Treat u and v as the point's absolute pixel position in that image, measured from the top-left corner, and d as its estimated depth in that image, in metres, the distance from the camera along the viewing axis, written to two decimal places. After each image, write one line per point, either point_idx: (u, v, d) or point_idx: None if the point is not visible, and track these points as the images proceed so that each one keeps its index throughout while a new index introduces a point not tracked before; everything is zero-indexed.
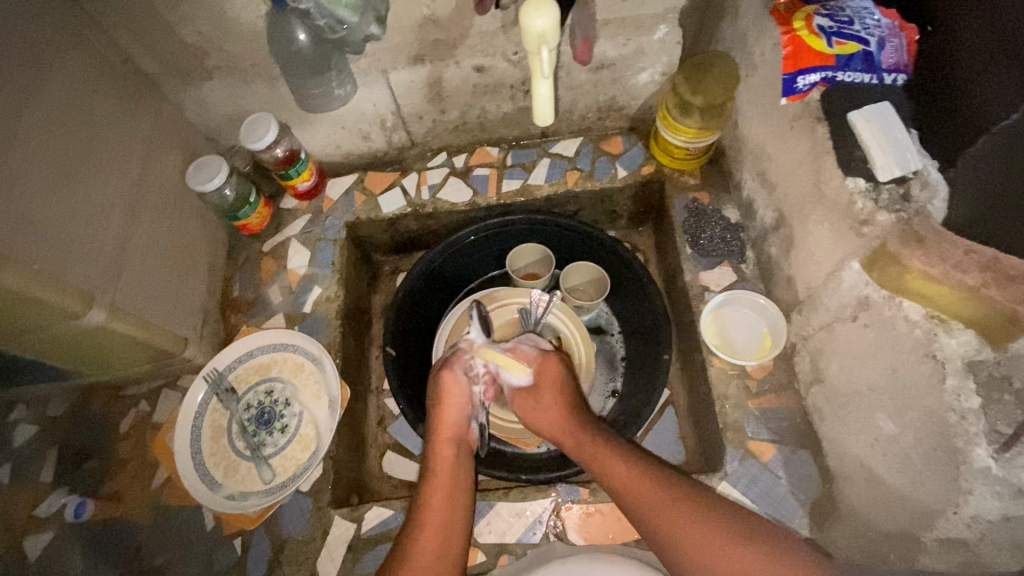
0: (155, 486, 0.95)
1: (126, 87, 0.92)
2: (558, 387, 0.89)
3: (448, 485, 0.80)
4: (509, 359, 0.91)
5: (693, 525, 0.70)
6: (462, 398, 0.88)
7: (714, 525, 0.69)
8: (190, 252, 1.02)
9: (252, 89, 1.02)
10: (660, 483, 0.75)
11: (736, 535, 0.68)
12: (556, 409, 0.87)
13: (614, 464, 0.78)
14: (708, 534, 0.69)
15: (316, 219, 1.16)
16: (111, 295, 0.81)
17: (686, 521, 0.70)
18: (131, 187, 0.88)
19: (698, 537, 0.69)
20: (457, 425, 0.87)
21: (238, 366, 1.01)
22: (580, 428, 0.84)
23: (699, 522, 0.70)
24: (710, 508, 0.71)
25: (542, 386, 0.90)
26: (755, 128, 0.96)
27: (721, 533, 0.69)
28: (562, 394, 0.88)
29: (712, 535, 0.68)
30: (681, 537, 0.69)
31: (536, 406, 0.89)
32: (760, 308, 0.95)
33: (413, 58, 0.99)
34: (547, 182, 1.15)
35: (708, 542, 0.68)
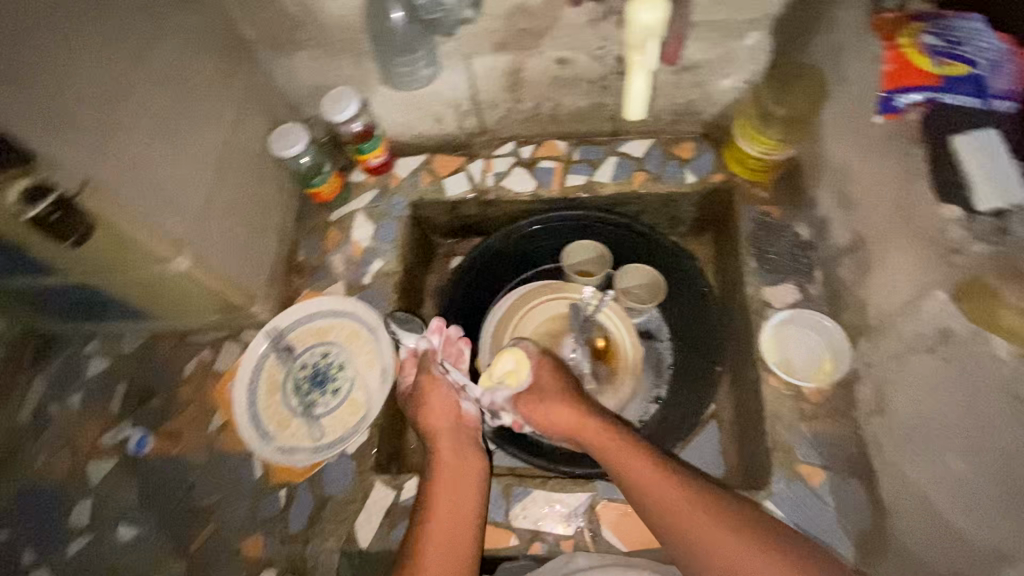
0: (211, 430, 1.00)
1: (227, 50, 0.96)
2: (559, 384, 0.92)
3: (450, 486, 0.85)
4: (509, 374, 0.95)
5: (704, 523, 0.73)
6: (447, 399, 0.93)
7: (727, 524, 0.72)
8: (265, 214, 1.06)
9: (339, 63, 1.05)
10: (668, 482, 0.77)
11: (761, 540, 0.70)
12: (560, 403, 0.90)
13: (628, 462, 0.81)
14: (724, 535, 0.71)
15: (382, 195, 1.19)
16: (197, 245, 0.86)
17: (697, 519, 0.73)
18: (222, 146, 0.93)
19: (711, 536, 0.72)
20: (449, 427, 0.91)
21: (297, 327, 1.05)
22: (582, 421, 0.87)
23: (712, 521, 0.73)
24: (730, 510, 0.74)
25: (542, 377, 0.93)
26: (839, 145, 0.92)
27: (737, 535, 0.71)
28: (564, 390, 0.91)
29: (726, 535, 0.71)
30: (705, 539, 0.72)
31: (538, 405, 0.91)
32: (824, 330, 0.93)
33: (497, 46, 1.00)
34: (612, 180, 1.15)
35: (724, 544, 0.71)
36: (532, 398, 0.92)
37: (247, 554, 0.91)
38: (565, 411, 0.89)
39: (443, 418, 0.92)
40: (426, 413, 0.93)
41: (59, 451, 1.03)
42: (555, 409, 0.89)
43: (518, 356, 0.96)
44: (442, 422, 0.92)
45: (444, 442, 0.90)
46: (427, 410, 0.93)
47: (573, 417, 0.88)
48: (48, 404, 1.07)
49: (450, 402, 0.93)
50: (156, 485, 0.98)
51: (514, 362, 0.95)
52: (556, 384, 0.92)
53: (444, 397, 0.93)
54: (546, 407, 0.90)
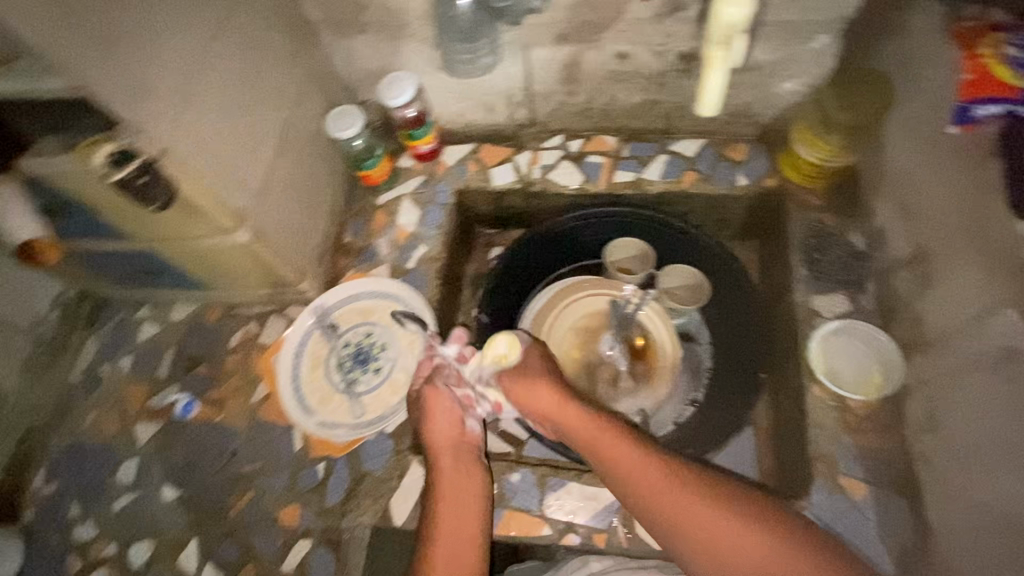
0: (254, 401, 1.03)
1: (292, 30, 0.98)
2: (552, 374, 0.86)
3: (452, 503, 0.79)
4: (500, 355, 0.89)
5: (710, 519, 0.68)
6: (448, 412, 0.88)
7: (737, 520, 0.67)
8: (318, 193, 1.08)
9: (398, 48, 1.06)
10: (665, 476, 0.73)
11: (781, 542, 0.65)
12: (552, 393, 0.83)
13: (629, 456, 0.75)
14: (738, 537, 0.66)
15: (429, 181, 1.20)
16: (256, 219, 0.88)
17: (701, 513, 0.69)
18: (283, 124, 0.95)
19: (721, 534, 0.67)
20: (449, 441, 0.86)
21: (344, 306, 1.07)
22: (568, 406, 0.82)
23: (721, 517, 0.68)
24: (738, 505, 0.68)
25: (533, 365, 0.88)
26: (903, 155, 0.90)
27: (747, 530, 0.66)
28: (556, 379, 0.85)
29: (739, 533, 0.66)
30: (728, 548, 0.66)
31: (522, 392, 0.85)
32: (873, 343, 0.91)
33: (558, 37, 1.00)
34: (662, 178, 1.14)
35: (739, 543, 0.66)
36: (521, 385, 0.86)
37: (285, 522, 0.93)
38: (550, 396, 0.83)
39: (443, 432, 0.86)
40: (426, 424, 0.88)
41: (109, 410, 1.07)
42: (546, 398, 0.83)
43: (509, 337, 0.89)
44: (442, 436, 0.86)
45: (445, 457, 0.84)
46: (426, 422, 0.88)
47: (559, 402, 0.83)
48: (99, 364, 1.11)
49: (449, 414, 0.88)
50: (199, 450, 1.01)
51: (502, 340, 0.89)
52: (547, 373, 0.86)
53: (444, 410, 0.88)
54: (531, 393, 0.85)
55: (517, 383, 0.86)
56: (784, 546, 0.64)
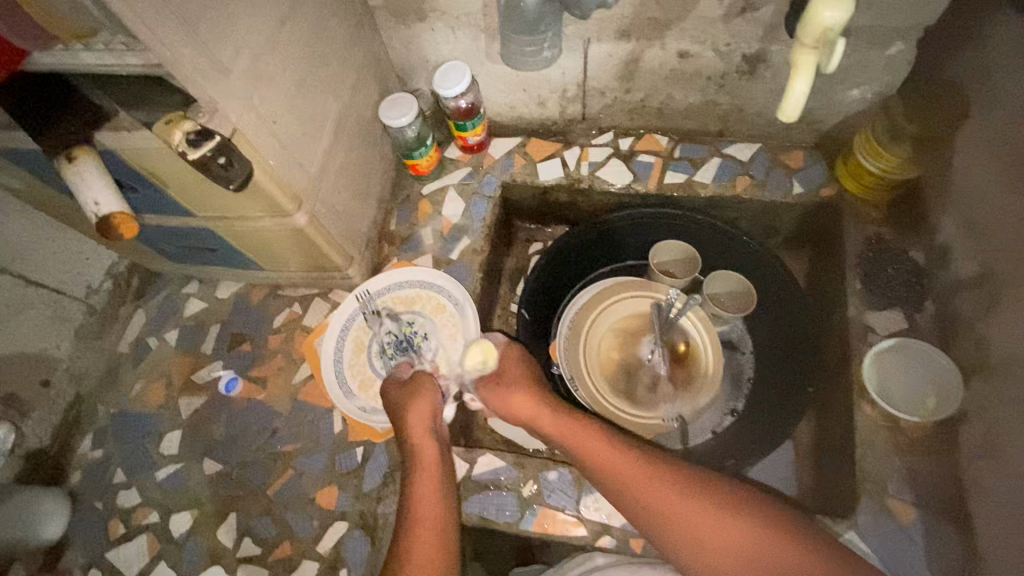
0: (295, 381, 1.04)
1: (354, 16, 0.98)
2: (523, 373, 0.91)
3: (430, 486, 0.80)
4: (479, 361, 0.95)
5: (692, 506, 0.71)
6: (430, 398, 0.89)
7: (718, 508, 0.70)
8: (368, 180, 1.09)
9: (456, 38, 1.05)
10: (645, 474, 0.74)
11: (764, 532, 0.68)
12: (521, 391, 0.88)
13: (600, 443, 0.79)
14: (724, 526, 0.69)
15: (476, 173, 1.20)
16: (313, 203, 0.89)
17: (683, 501, 0.71)
18: (340, 109, 0.95)
19: (702, 520, 0.70)
20: (427, 425, 0.86)
21: (386, 294, 1.08)
22: (540, 406, 0.86)
23: (704, 506, 0.70)
24: (715, 495, 0.71)
25: (506, 367, 0.93)
26: (973, 172, 0.87)
27: (727, 517, 0.69)
28: (525, 378, 0.90)
29: (721, 520, 0.69)
30: (711, 539, 0.69)
31: (499, 396, 0.90)
32: (932, 363, 0.88)
33: (620, 33, 0.98)
34: (714, 182, 1.12)
35: (722, 529, 0.69)
36: (493, 385, 0.91)
37: (321, 503, 0.94)
38: (524, 397, 0.87)
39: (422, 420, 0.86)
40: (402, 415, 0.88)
41: (154, 381, 1.10)
42: (516, 397, 0.88)
43: (484, 346, 0.96)
44: (421, 423, 0.86)
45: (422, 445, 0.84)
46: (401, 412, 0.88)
47: (535, 406, 0.86)
48: (147, 336, 1.14)
49: (425, 402, 0.88)
50: (241, 426, 1.03)
51: (480, 349, 0.96)
52: (519, 373, 0.91)
53: (424, 394, 0.89)
54: (507, 395, 0.89)
55: (492, 388, 0.91)
56: (777, 545, 0.67)
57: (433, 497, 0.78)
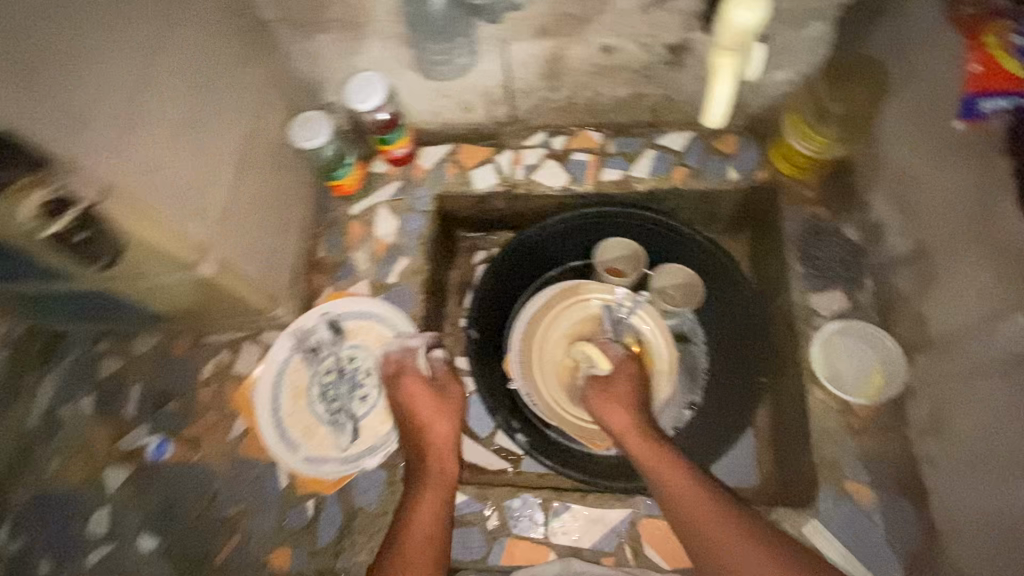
0: (233, 437, 0.96)
1: (244, 34, 0.89)
2: (631, 389, 0.94)
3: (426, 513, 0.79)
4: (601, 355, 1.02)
5: (715, 519, 0.74)
6: (447, 418, 0.90)
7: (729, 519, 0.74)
8: (286, 209, 1.00)
9: (365, 48, 0.97)
10: (716, 512, 0.75)
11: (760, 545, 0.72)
12: (624, 409, 0.91)
13: (678, 476, 0.79)
14: (730, 536, 0.73)
15: (406, 187, 1.12)
16: (221, 249, 0.81)
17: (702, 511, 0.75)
18: (241, 139, 0.86)
19: (713, 529, 0.74)
20: (443, 451, 0.86)
21: (321, 328, 1.01)
22: (631, 416, 0.90)
23: (742, 538, 0.72)
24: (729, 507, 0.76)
25: (618, 381, 0.96)
26: (901, 148, 0.87)
27: (737, 529, 0.73)
28: (631, 395, 0.93)
29: (728, 530, 0.73)
30: None
31: (601, 400, 0.93)
32: (876, 343, 0.89)
33: (538, 31, 0.93)
34: (651, 175, 1.09)
35: (727, 541, 0.73)
36: (601, 391, 0.95)
37: (275, 566, 0.88)
38: (626, 414, 0.90)
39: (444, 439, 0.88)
40: (422, 424, 0.88)
41: (74, 455, 0.99)
42: (617, 414, 0.91)
43: (602, 354, 1.02)
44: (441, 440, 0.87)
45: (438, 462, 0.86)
46: (423, 422, 0.89)
47: (631, 427, 0.88)
48: (58, 406, 1.02)
49: (445, 419, 0.89)
50: (177, 494, 0.95)
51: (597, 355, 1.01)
52: (629, 391, 0.94)
53: (445, 411, 0.90)
54: (611, 405, 0.92)
55: (600, 391, 0.94)
56: None
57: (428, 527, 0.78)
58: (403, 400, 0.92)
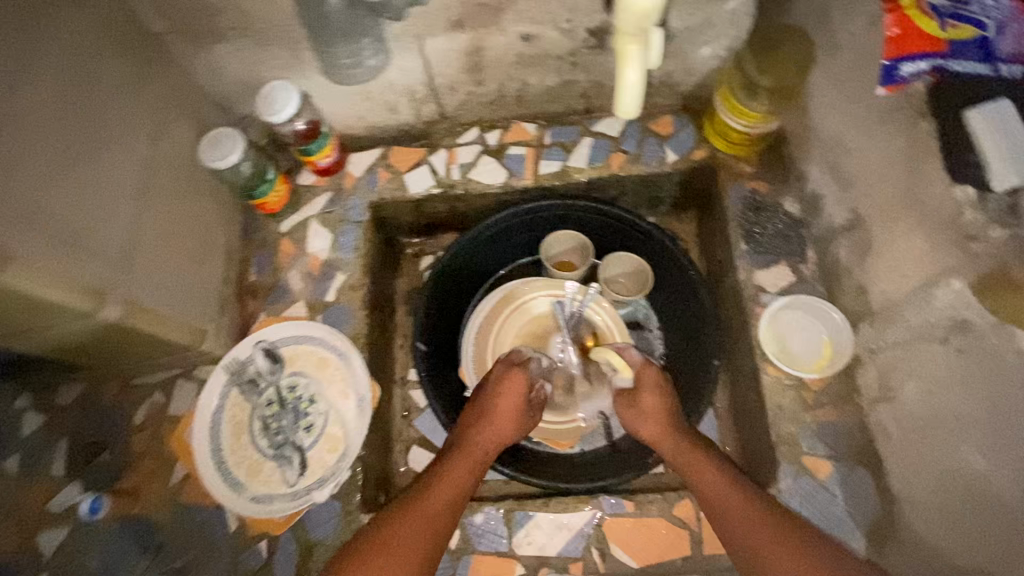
0: (174, 483, 0.91)
1: (132, 51, 0.81)
2: (664, 390, 0.90)
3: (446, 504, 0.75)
4: (621, 363, 0.94)
5: (750, 510, 0.73)
6: (509, 424, 0.87)
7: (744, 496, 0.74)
8: (205, 235, 0.94)
9: (271, 56, 0.91)
10: (756, 510, 0.73)
11: (771, 523, 0.71)
12: (663, 406, 0.88)
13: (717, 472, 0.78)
14: (745, 512, 0.73)
15: (337, 198, 1.07)
16: (124, 289, 0.75)
17: (721, 486, 0.76)
18: (139, 167, 0.80)
19: (728, 501, 0.75)
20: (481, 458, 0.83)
21: (257, 357, 0.95)
22: (669, 406, 0.88)
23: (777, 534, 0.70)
24: (751, 490, 0.75)
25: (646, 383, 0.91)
26: (829, 117, 0.86)
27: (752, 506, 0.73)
28: (669, 397, 0.89)
29: (740, 504, 0.74)
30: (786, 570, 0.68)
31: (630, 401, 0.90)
32: (822, 315, 0.88)
33: (452, 24, 0.88)
34: (589, 164, 1.06)
35: (738, 515, 0.73)
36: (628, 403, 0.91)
37: None
38: (667, 419, 0.87)
39: (505, 423, 0.87)
40: (499, 402, 0.88)
41: None
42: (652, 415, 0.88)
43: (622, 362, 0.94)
44: (503, 422, 0.86)
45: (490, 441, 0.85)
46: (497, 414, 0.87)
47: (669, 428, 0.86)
48: None
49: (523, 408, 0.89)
50: (120, 550, 0.88)
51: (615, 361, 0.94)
52: (667, 390, 0.90)
53: (511, 415, 0.87)
54: (648, 410, 0.88)
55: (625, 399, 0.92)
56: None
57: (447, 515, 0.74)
58: (500, 381, 0.90)
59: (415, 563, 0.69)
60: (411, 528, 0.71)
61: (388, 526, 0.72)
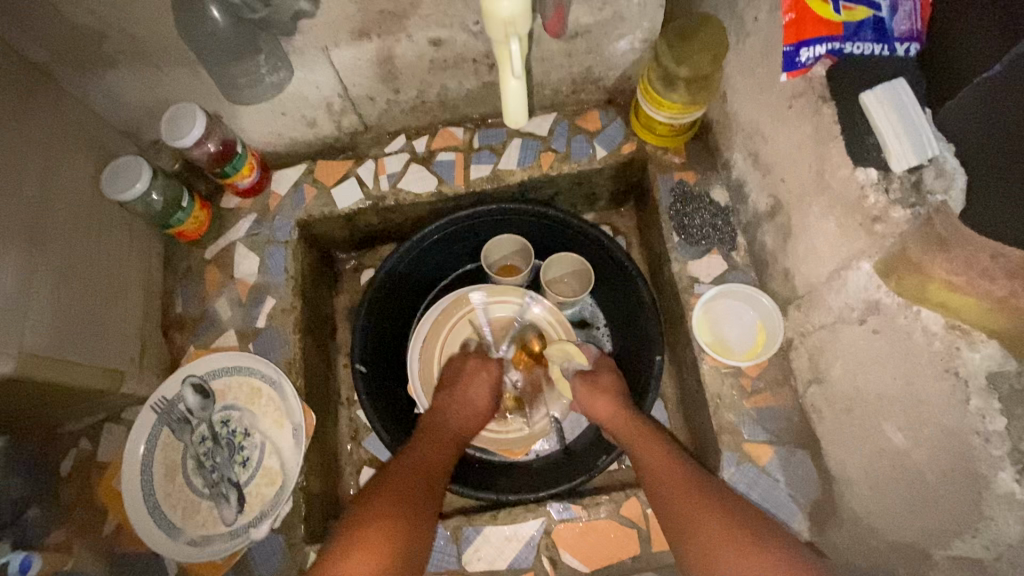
0: (107, 533, 0.87)
1: (10, 82, 0.77)
2: (615, 377, 0.93)
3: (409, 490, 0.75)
4: (578, 350, 0.99)
5: (683, 487, 0.74)
6: (472, 419, 0.92)
7: (690, 476, 0.75)
8: (116, 272, 0.89)
9: (168, 77, 0.87)
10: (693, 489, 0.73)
11: (707, 502, 0.72)
12: (612, 395, 0.90)
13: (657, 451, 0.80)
14: (680, 488, 0.74)
15: (263, 219, 1.02)
16: (18, 340, 0.70)
17: (667, 466, 0.77)
18: (28, 205, 0.75)
19: (672, 478, 0.76)
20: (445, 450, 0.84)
21: (184, 392, 0.90)
22: (620, 391, 0.91)
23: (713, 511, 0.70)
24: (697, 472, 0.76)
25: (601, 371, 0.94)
26: (745, 104, 0.86)
27: (694, 488, 0.74)
28: (616, 383, 0.92)
29: (681, 482, 0.75)
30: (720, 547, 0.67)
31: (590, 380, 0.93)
32: (754, 302, 0.89)
33: (356, 33, 0.85)
34: (520, 166, 1.04)
35: (679, 494, 0.74)
36: (587, 380, 0.93)
37: None
38: (612, 402, 0.89)
39: (474, 411, 0.93)
40: (467, 392, 0.94)
41: None
42: (602, 399, 0.90)
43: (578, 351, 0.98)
44: (470, 412, 0.92)
45: (459, 427, 0.90)
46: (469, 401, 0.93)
47: (616, 412, 0.88)
48: None
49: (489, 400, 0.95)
50: None
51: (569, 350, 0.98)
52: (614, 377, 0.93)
53: (469, 409, 0.92)
54: (597, 395, 0.91)
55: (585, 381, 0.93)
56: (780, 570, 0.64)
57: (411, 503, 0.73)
58: (473, 371, 0.97)
59: (407, 535, 0.70)
60: (398, 502, 0.72)
61: (377, 501, 0.72)
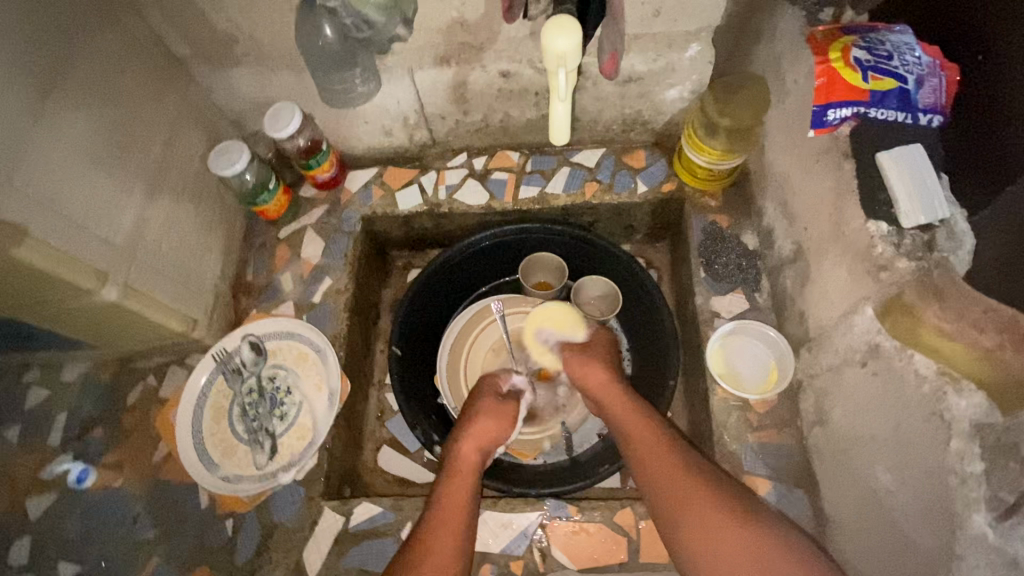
0: (155, 461, 0.96)
1: (157, 68, 0.94)
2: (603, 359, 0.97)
3: (445, 517, 0.75)
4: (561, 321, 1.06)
5: (671, 467, 0.75)
6: (497, 424, 0.91)
7: (712, 494, 0.70)
8: (207, 234, 1.04)
9: (278, 78, 1.03)
10: (682, 467, 0.74)
11: (711, 495, 0.70)
12: (602, 376, 0.93)
13: (643, 437, 0.81)
14: (667, 466, 0.75)
15: (334, 210, 1.16)
16: (125, 273, 0.84)
17: (677, 478, 0.73)
18: (151, 168, 0.91)
19: (695, 506, 0.70)
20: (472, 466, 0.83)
21: (241, 346, 1.02)
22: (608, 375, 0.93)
23: (700, 485, 0.71)
24: (713, 477, 0.73)
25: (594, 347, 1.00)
26: (780, 157, 0.93)
27: (720, 506, 0.69)
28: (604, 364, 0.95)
29: (710, 511, 0.68)
30: (706, 519, 0.68)
31: (580, 366, 0.96)
32: (769, 340, 0.93)
33: (439, 59, 1.00)
34: (565, 191, 1.14)
35: (685, 494, 0.71)
36: (576, 358, 0.98)
37: None
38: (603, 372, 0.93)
39: (486, 426, 0.90)
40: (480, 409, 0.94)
41: None
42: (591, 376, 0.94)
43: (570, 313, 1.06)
44: (492, 422, 0.91)
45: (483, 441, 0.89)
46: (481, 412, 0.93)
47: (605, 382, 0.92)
48: None
49: (508, 410, 0.95)
50: (98, 518, 0.93)
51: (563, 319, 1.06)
52: (600, 356, 0.98)
53: (489, 415, 0.92)
54: (587, 366, 0.96)
55: (579, 354, 0.98)
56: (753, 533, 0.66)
57: (451, 529, 0.73)
58: (482, 390, 0.99)
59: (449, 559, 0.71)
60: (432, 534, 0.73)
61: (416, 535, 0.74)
